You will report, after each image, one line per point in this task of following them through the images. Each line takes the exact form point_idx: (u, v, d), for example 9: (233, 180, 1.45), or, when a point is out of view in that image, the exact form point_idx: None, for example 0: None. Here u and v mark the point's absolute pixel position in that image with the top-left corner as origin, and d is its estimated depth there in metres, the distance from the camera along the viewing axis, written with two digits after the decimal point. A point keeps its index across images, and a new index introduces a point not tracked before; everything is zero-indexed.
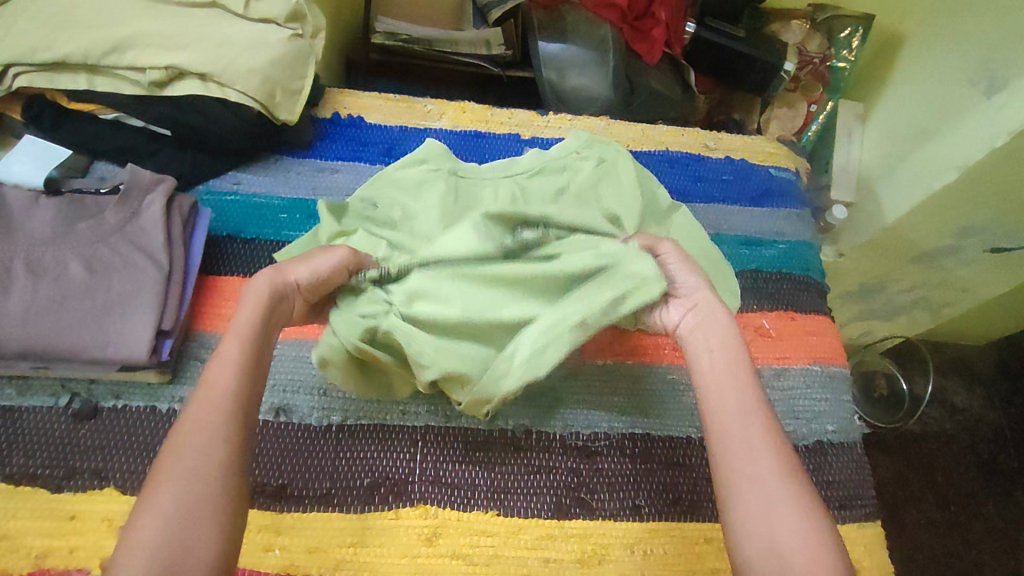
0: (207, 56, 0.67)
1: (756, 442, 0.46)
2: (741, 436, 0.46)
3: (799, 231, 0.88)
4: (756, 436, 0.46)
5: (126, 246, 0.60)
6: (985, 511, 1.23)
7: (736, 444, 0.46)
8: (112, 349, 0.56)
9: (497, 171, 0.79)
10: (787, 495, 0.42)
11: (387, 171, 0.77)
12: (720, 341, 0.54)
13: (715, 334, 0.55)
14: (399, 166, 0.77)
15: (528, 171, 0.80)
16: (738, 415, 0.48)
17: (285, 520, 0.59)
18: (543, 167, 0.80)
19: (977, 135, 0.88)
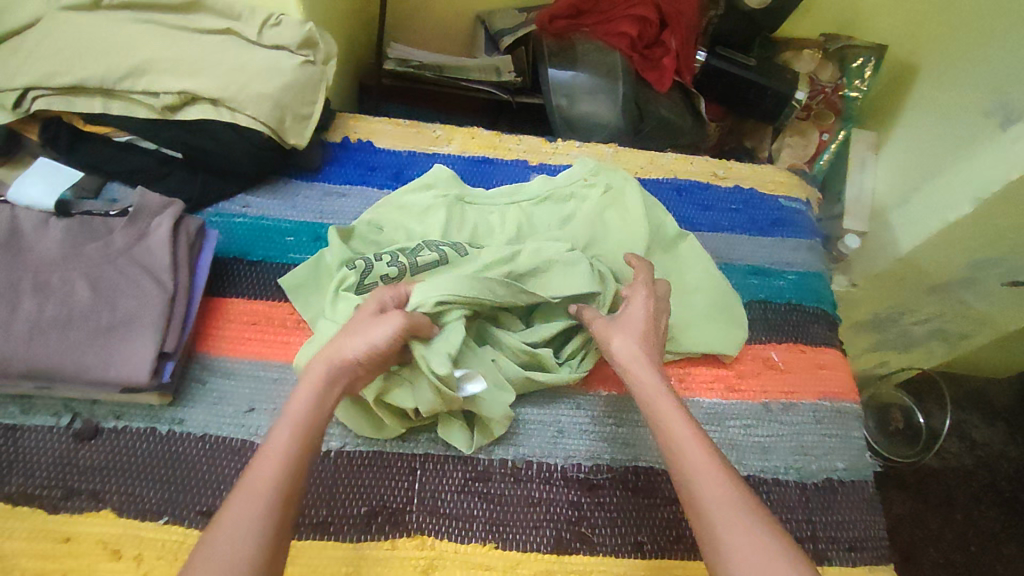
0: (219, 82, 0.69)
1: (711, 483, 0.49)
2: (694, 483, 0.50)
3: (810, 261, 0.87)
4: (708, 475, 0.50)
5: (132, 268, 0.61)
6: (1007, 552, 1.19)
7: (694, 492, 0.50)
8: (113, 370, 0.56)
9: (502, 197, 0.79)
10: (748, 533, 0.46)
11: (391, 197, 0.77)
12: (658, 387, 0.58)
13: (652, 377, 0.59)
14: (405, 191, 0.77)
15: (535, 197, 0.80)
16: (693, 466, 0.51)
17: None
18: (550, 194, 0.80)
19: (993, 168, 0.86)
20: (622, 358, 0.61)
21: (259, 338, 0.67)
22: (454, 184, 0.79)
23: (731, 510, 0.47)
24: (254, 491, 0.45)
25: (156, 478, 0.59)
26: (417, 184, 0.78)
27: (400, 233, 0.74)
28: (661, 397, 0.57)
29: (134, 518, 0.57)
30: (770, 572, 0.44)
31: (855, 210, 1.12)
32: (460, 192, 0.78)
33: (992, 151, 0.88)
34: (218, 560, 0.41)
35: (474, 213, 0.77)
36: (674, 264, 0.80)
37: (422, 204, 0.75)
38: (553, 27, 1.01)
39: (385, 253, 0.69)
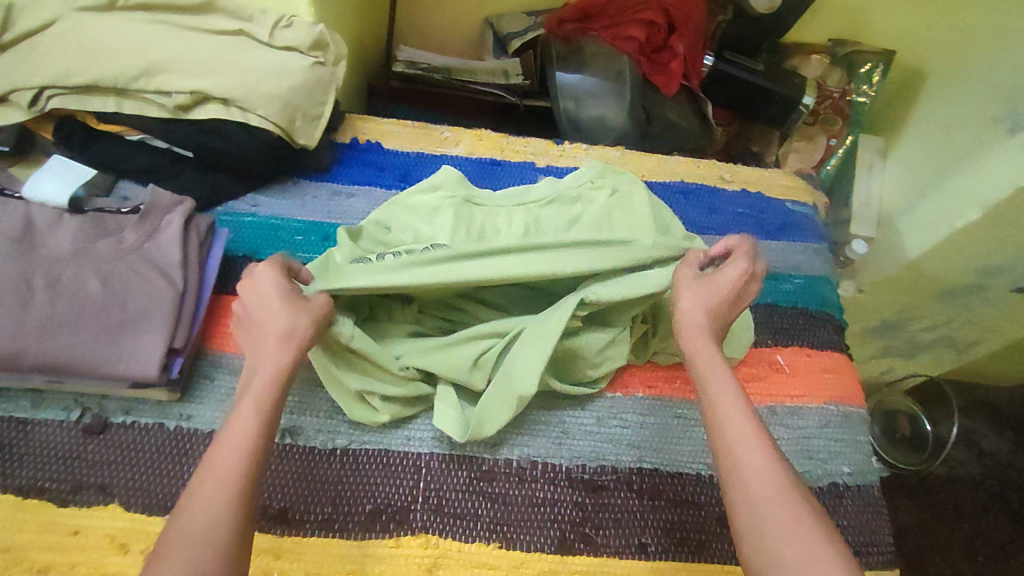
0: (231, 82, 0.69)
1: (749, 446, 0.50)
2: (733, 445, 0.51)
3: (817, 266, 0.87)
4: (748, 440, 0.51)
5: (143, 265, 0.62)
6: (1015, 563, 1.17)
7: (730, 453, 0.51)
8: (123, 365, 0.57)
9: (511, 199, 0.80)
10: (775, 497, 0.47)
11: (401, 197, 0.77)
12: (712, 354, 0.59)
13: (711, 344, 0.60)
14: (413, 191, 0.78)
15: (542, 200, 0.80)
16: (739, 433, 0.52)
17: (285, 544, 0.59)
18: (556, 198, 0.80)
19: (1001, 174, 0.86)
20: (686, 321, 0.62)
21: None
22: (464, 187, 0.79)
23: (764, 474, 0.49)
24: (222, 466, 0.47)
25: (164, 473, 0.59)
26: (425, 185, 0.78)
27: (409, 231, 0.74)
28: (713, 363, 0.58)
29: (141, 513, 0.57)
30: (797, 539, 0.45)
31: (862, 215, 1.12)
32: (470, 195, 0.78)
33: (1001, 157, 0.87)
34: (182, 542, 0.43)
35: (484, 216, 0.77)
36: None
37: (430, 204, 0.76)
38: (561, 30, 1.03)
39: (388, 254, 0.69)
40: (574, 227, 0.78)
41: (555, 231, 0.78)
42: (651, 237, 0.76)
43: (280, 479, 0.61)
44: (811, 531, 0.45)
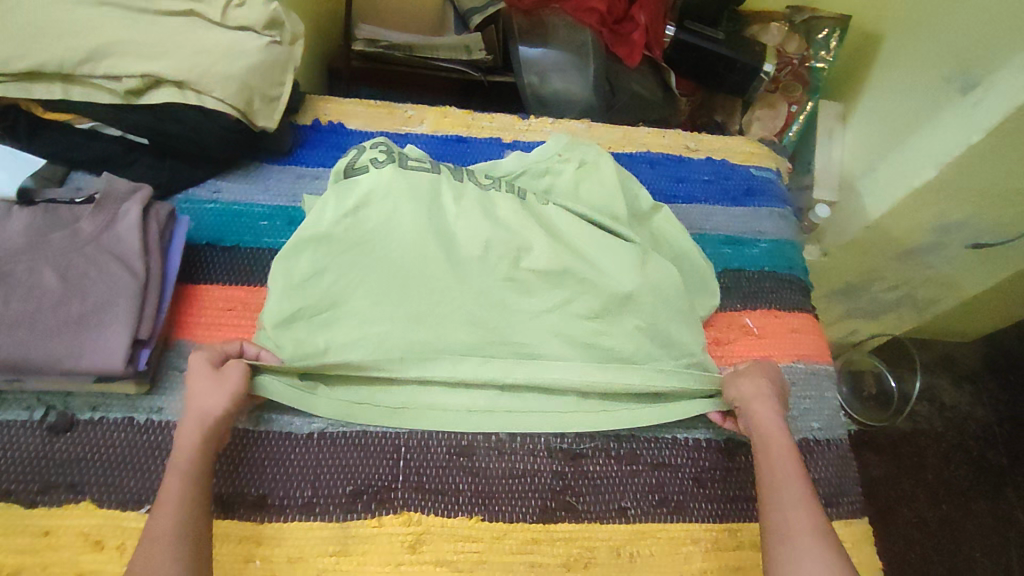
0: (183, 64, 0.67)
1: (796, 508, 0.57)
2: (777, 491, 0.58)
3: (781, 229, 0.89)
4: (791, 490, 0.58)
5: (102, 255, 0.59)
6: (976, 508, 1.24)
7: (777, 515, 0.57)
8: (87, 358, 0.55)
9: (485, 185, 0.74)
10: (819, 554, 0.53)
11: (349, 163, 0.69)
12: (779, 429, 0.63)
13: (772, 417, 0.64)
14: (373, 149, 0.70)
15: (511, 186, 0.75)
16: (788, 481, 0.59)
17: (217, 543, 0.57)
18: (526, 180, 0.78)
19: (955, 132, 0.89)
20: (745, 395, 0.66)
21: (235, 323, 0.67)
22: (427, 161, 0.71)
23: (808, 531, 0.55)
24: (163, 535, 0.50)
25: (137, 467, 0.58)
26: (388, 141, 0.71)
27: (359, 210, 0.67)
28: (774, 430, 0.63)
29: (114, 509, 0.56)
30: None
31: (825, 179, 1.15)
32: (445, 172, 0.72)
33: (956, 115, 0.90)
34: None
35: (467, 202, 0.71)
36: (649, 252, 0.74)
37: (388, 167, 0.68)
38: (522, 4, 1.01)
39: (349, 262, 0.66)
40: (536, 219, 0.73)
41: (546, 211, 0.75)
42: (637, 255, 0.72)
43: (231, 460, 0.61)
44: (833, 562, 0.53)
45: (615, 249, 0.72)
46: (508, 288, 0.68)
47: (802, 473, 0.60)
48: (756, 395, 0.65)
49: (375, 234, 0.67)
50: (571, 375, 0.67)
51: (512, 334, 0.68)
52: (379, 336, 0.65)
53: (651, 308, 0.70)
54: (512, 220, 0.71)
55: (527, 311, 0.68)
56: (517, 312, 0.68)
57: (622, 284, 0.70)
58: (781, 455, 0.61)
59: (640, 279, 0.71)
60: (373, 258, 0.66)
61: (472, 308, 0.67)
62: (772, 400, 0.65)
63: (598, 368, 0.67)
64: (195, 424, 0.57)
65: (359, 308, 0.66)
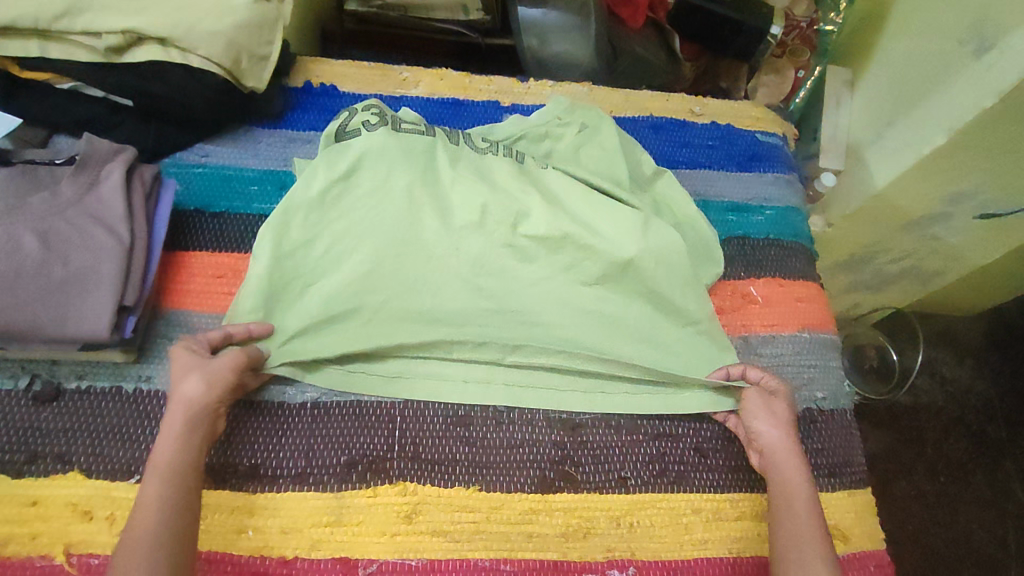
0: (165, 20, 0.64)
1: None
2: (791, 558, 0.55)
3: (787, 196, 0.87)
4: (807, 560, 0.54)
5: (85, 219, 0.57)
6: (974, 481, 1.24)
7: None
8: (72, 326, 0.53)
9: (483, 148, 0.73)
10: None
11: (341, 126, 0.69)
12: (802, 485, 0.59)
13: (796, 470, 0.60)
14: (366, 111, 0.70)
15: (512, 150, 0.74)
16: (805, 548, 0.55)
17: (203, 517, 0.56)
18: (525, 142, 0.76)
19: (969, 97, 0.86)
20: (768, 443, 0.62)
21: (226, 291, 0.65)
22: (423, 123, 0.71)
23: None
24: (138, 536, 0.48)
25: (126, 436, 0.57)
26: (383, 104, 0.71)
27: (355, 175, 0.67)
28: (797, 487, 0.59)
29: (103, 479, 0.55)
30: None
31: (832, 148, 1.12)
32: (441, 134, 0.71)
33: (969, 80, 0.87)
34: None
35: (462, 165, 0.70)
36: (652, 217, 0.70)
37: (378, 132, 0.68)
38: None
39: (342, 228, 0.66)
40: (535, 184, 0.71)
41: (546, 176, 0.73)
42: (639, 221, 0.69)
43: (229, 435, 0.59)
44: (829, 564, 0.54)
45: (617, 214, 0.70)
46: (507, 254, 0.68)
47: (823, 537, 0.56)
48: (779, 443, 0.61)
49: (370, 199, 0.67)
50: (568, 344, 0.66)
51: (511, 303, 0.67)
52: (376, 304, 0.64)
53: (652, 282, 0.69)
54: (509, 183, 0.70)
55: (523, 279, 0.68)
56: (513, 277, 0.68)
57: (620, 251, 0.68)
58: (789, 462, 0.60)
59: (641, 246, 0.68)
60: (368, 225, 0.66)
61: (467, 274, 0.67)
62: (797, 450, 0.61)
63: (596, 335, 0.67)
64: (179, 412, 0.54)
65: (352, 276, 0.65)
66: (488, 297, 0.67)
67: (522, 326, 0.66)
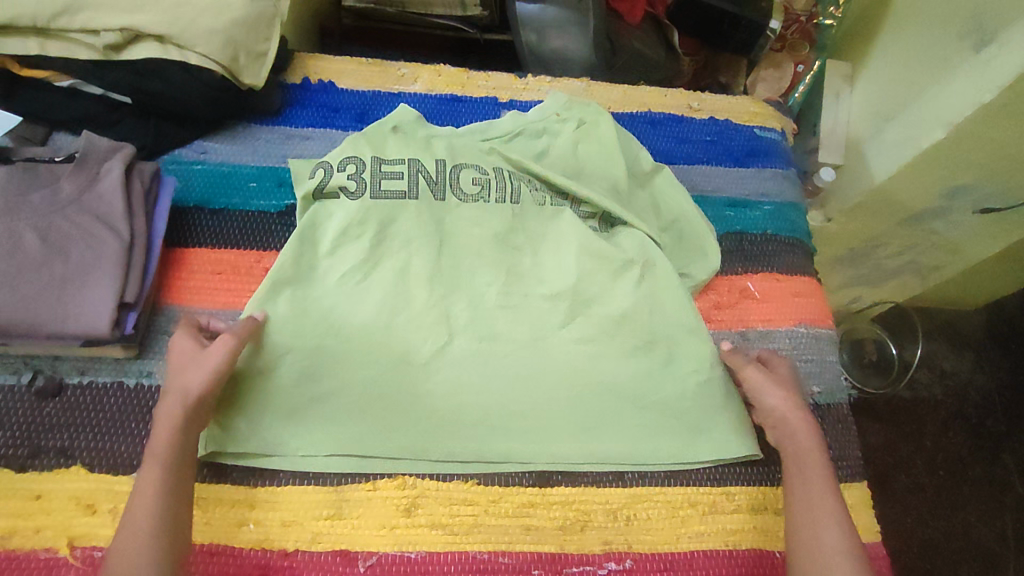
0: (164, 18, 0.64)
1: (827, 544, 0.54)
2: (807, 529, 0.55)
3: (785, 192, 0.87)
4: (825, 531, 0.55)
5: (84, 216, 0.57)
6: (972, 475, 1.24)
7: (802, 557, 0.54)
8: (72, 322, 0.54)
9: (471, 195, 0.71)
10: None
11: (318, 186, 0.67)
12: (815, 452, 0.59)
13: (812, 443, 0.60)
14: (343, 168, 0.68)
15: (501, 188, 0.71)
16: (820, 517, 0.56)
17: None
18: (516, 181, 0.73)
19: (967, 91, 0.86)
20: (775, 413, 0.62)
21: (224, 288, 0.66)
22: (403, 177, 0.69)
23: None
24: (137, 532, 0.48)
25: (128, 431, 0.57)
26: (357, 158, 0.68)
27: (340, 243, 0.66)
28: (810, 450, 0.60)
29: (105, 473, 0.55)
30: None
31: (831, 142, 1.12)
32: (423, 189, 0.69)
33: (967, 74, 0.87)
34: None
35: (450, 221, 0.69)
36: (648, 259, 0.71)
37: (361, 196, 0.67)
38: None
39: (330, 301, 0.64)
40: (525, 236, 0.71)
41: (538, 225, 0.72)
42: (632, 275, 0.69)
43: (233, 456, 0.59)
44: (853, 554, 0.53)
45: (608, 265, 0.69)
46: (501, 316, 0.66)
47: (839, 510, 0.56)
48: (783, 418, 0.62)
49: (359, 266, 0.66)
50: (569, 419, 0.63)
51: (509, 374, 0.64)
52: (369, 377, 0.62)
53: (648, 330, 0.67)
54: (499, 239, 0.69)
55: (520, 343, 0.65)
56: (512, 340, 0.65)
57: (612, 307, 0.68)
58: (800, 429, 0.61)
59: (634, 298, 0.68)
60: (356, 299, 0.65)
61: (461, 345, 0.64)
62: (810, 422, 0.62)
63: (594, 406, 0.64)
64: (175, 400, 0.54)
65: (339, 352, 0.63)
66: (487, 373, 0.64)
67: (524, 403, 0.63)
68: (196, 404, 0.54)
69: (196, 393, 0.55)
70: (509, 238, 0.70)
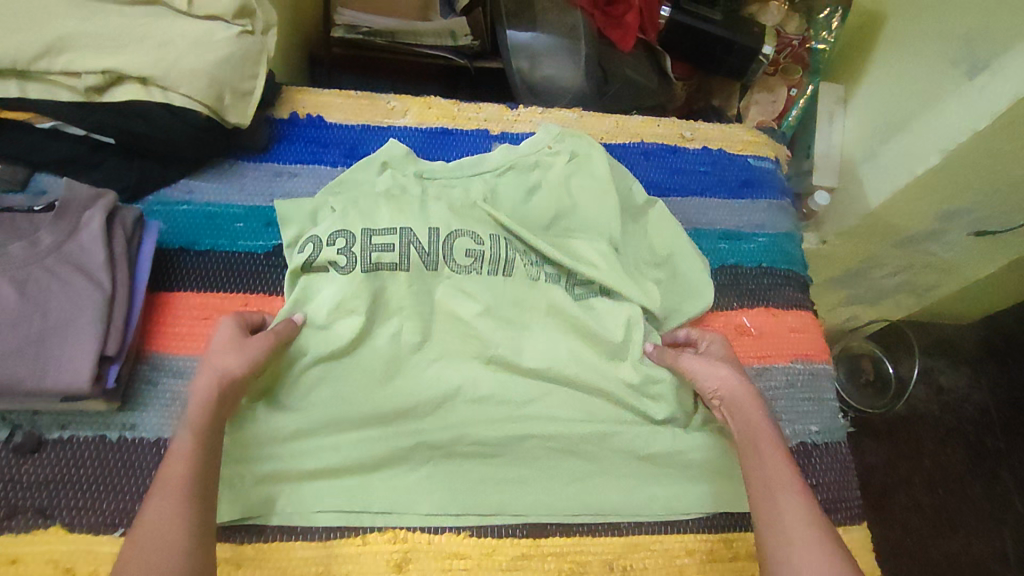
0: (147, 59, 0.63)
1: (786, 503, 0.53)
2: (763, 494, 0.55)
3: (779, 222, 0.86)
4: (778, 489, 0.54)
5: (63, 267, 0.56)
6: (972, 492, 1.24)
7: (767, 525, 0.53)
8: (50, 379, 0.52)
9: (464, 266, 0.68)
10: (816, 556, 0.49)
11: (308, 261, 0.66)
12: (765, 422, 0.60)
13: (759, 413, 0.61)
14: (332, 242, 0.65)
15: (495, 260, 0.69)
16: (773, 478, 0.55)
17: None
18: (511, 251, 0.70)
19: (961, 118, 0.86)
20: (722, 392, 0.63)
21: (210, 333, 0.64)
22: (394, 248, 0.65)
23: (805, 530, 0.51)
24: (168, 490, 0.48)
25: (109, 487, 0.56)
26: (347, 232, 0.66)
27: (332, 319, 0.64)
28: (758, 419, 0.60)
29: (85, 533, 0.54)
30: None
31: (825, 165, 1.11)
32: (416, 262, 0.66)
33: (962, 101, 0.87)
34: None
35: (439, 294, 0.67)
36: (633, 337, 0.69)
37: (351, 271, 0.64)
38: None
39: (322, 370, 0.63)
40: (520, 311, 0.68)
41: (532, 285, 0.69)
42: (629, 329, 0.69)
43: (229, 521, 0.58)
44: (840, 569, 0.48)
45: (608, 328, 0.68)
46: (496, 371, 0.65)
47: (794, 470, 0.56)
48: (733, 395, 0.62)
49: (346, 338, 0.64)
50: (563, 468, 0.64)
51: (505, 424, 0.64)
52: (365, 440, 0.61)
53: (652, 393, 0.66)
54: (492, 315, 0.67)
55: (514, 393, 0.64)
56: (504, 403, 0.64)
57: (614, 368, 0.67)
58: (752, 409, 0.61)
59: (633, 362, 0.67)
60: (352, 370, 0.63)
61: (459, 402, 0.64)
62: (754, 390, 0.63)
63: (589, 456, 0.64)
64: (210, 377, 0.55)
65: (333, 420, 0.61)
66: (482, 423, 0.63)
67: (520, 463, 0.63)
68: (230, 384, 0.56)
69: (231, 372, 0.56)
70: (507, 298, 0.68)
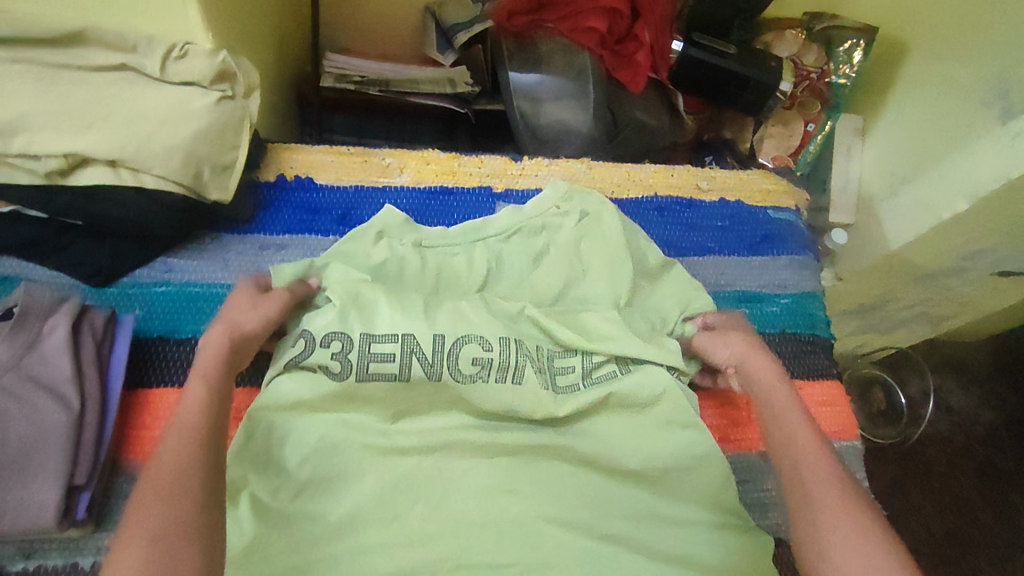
0: (115, 139, 0.57)
1: (805, 463, 0.50)
2: (785, 452, 0.52)
3: (801, 280, 0.81)
4: (801, 444, 0.52)
5: (24, 386, 0.50)
6: (983, 518, 1.12)
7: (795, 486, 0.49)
8: (9, 519, 0.47)
9: (469, 377, 0.60)
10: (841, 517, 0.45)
11: (297, 358, 0.59)
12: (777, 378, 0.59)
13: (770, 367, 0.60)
14: (327, 344, 0.59)
15: (504, 366, 0.61)
16: (795, 437, 0.52)
17: None
18: (522, 356, 0.62)
19: (991, 163, 0.81)
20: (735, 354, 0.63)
21: None
22: (394, 358, 0.59)
23: (828, 490, 0.47)
24: (182, 438, 0.44)
25: None
26: (343, 333, 0.59)
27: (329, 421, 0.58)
28: (770, 377, 0.59)
29: None
30: (860, 548, 0.43)
31: (842, 201, 1.07)
32: (417, 373, 0.59)
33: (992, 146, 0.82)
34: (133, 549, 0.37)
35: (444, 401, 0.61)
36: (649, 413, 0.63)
37: (345, 378, 0.58)
38: (511, 24, 0.88)
39: (316, 492, 0.56)
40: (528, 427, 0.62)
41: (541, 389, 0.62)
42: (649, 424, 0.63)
43: None
44: (878, 533, 0.44)
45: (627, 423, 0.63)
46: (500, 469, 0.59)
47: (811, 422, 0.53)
48: (743, 354, 0.62)
49: (350, 430, 0.59)
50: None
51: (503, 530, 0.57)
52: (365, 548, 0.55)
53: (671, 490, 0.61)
54: (500, 407, 0.61)
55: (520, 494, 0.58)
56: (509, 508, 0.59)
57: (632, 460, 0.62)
58: (760, 363, 0.61)
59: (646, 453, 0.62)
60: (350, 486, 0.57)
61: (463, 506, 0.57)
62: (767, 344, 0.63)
63: None
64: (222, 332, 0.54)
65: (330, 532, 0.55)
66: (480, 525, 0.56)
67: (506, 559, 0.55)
68: (243, 336, 0.55)
69: (245, 326, 0.55)
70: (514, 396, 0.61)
